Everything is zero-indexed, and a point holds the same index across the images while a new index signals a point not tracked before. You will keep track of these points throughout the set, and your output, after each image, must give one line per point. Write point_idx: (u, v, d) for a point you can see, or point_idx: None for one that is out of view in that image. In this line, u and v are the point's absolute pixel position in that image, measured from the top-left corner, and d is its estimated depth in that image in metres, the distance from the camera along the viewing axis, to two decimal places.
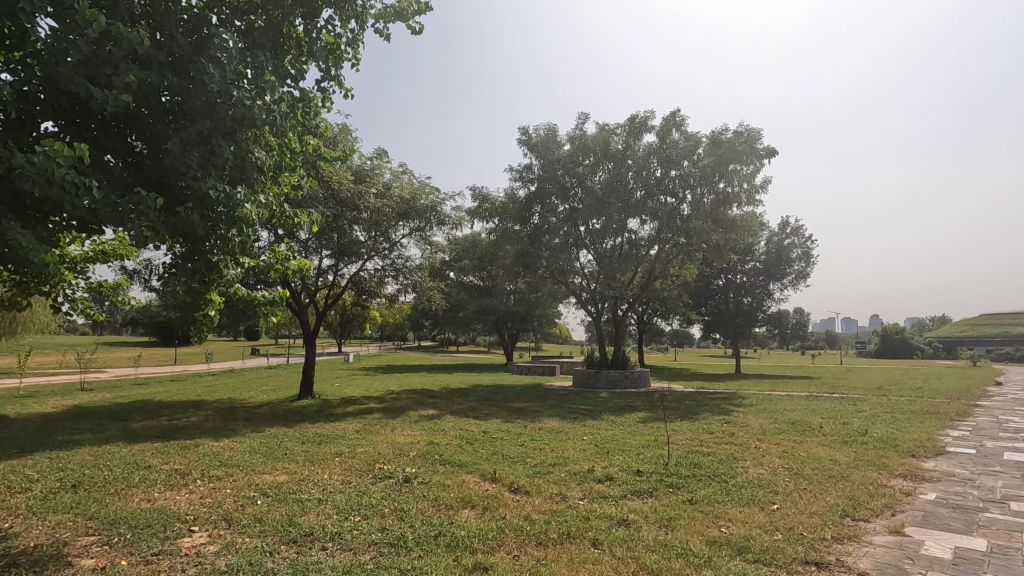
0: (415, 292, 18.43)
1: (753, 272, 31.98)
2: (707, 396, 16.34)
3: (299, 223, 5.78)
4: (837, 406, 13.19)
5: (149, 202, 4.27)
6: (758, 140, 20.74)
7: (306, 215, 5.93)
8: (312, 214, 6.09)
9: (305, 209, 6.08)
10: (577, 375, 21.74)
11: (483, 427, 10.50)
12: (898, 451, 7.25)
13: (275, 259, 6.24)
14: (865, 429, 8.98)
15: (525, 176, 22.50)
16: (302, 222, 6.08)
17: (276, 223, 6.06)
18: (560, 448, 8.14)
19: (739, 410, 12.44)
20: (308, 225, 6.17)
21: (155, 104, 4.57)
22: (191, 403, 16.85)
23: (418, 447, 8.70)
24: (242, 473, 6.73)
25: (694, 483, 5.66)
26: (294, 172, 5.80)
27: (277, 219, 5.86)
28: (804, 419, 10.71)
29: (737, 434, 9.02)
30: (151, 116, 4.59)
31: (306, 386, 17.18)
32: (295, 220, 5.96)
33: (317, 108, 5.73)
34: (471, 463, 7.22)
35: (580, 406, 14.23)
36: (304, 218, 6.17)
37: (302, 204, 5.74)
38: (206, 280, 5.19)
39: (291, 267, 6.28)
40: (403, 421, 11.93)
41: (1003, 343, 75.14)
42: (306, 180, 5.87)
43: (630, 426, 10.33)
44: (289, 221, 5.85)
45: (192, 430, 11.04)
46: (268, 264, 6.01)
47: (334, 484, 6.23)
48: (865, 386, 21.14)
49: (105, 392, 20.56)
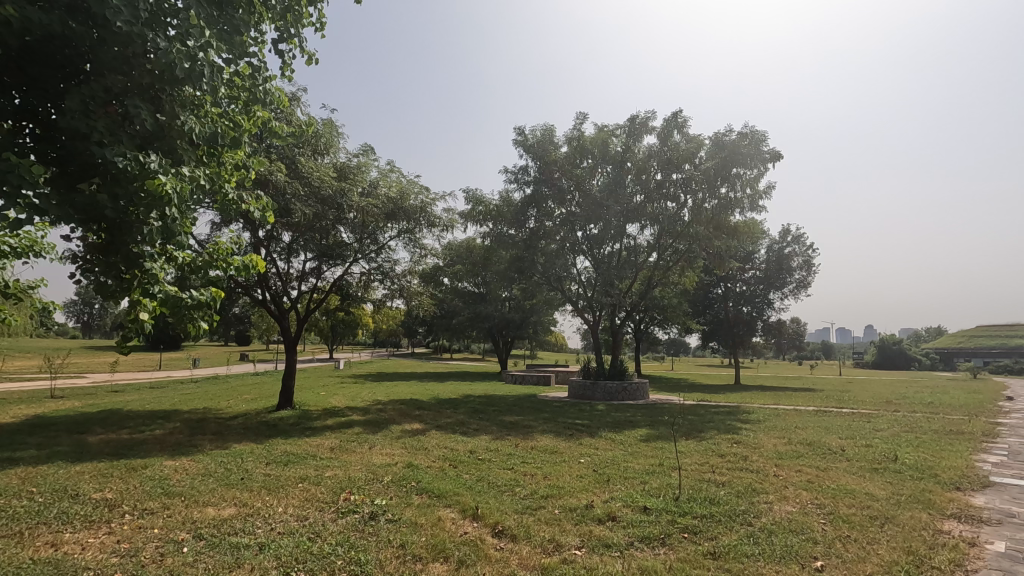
0: (403, 298, 17.40)
1: (753, 280, 31.17)
2: (710, 411, 15.41)
3: (254, 214, 4.79)
4: (849, 423, 12.31)
5: (30, 169, 3.35)
6: (763, 143, 19.89)
7: (264, 205, 4.98)
8: (268, 204, 5.13)
9: (259, 199, 5.14)
10: (573, 385, 20.84)
11: (470, 446, 9.56)
12: (939, 482, 6.34)
13: (219, 253, 5.13)
14: (893, 454, 8.08)
15: (520, 178, 21.71)
16: (256, 211, 5.07)
17: (219, 211, 5.05)
18: (554, 474, 7.19)
19: (748, 428, 11.53)
20: (266, 215, 5.18)
21: (61, 62, 3.74)
22: (160, 412, 15.84)
23: (395, 471, 7.70)
24: (182, 505, 5.76)
25: (713, 527, 4.74)
26: (241, 148, 4.85)
27: (219, 206, 4.86)
28: (820, 439, 9.82)
29: (751, 457, 8.10)
30: (58, 78, 3.77)
31: (285, 396, 16.15)
32: (242, 206, 4.95)
33: (268, 73, 4.82)
34: (451, 494, 6.27)
35: (577, 421, 13.27)
36: (256, 207, 5.18)
37: (260, 191, 4.81)
38: (125, 276, 4.20)
39: (238, 263, 5.17)
40: (384, 437, 10.98)
41: (999, 356, 74.77)
42: (258, 162, 4.96)
43: (632, 446, 9.42)
44: (240, 209, 4.85)
45: (149, 447, 10.04)
46: (208, 260, 4.89)
47: (289, 523, 5.26)
48: (874, 400, 20.24)
49: (74, 399, 19.54)
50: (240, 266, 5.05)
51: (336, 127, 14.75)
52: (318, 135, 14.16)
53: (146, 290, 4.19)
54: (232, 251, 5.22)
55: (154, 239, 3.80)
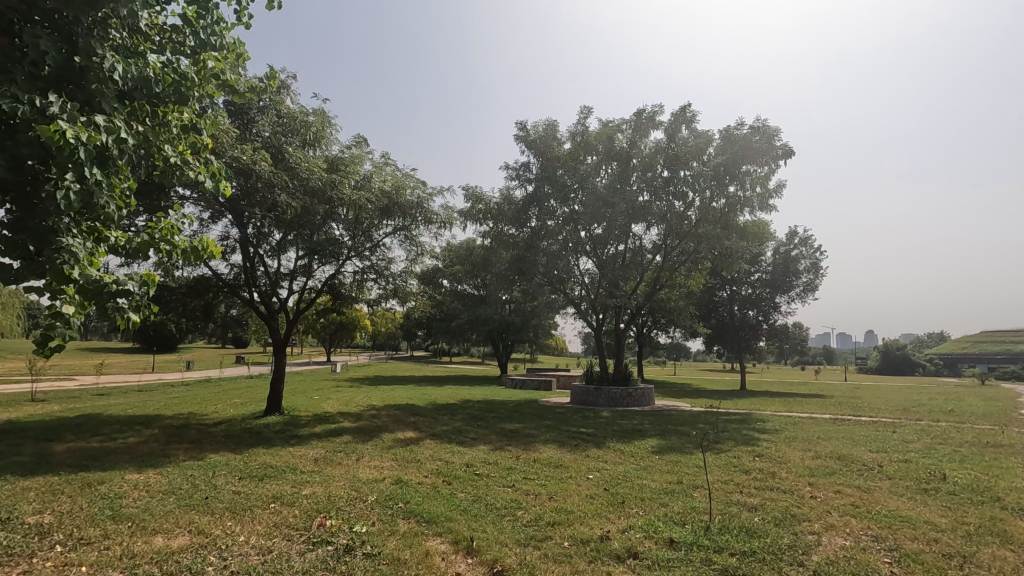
0: (397, 299, 16.50)
1: (759, 283, 30.42)
2: (721, 420, 14.54)
3: (206, 185, 3.98)
4: (874, 434, 11.44)
5: None
6: (777, 138, 18.99)
7: (221, 176, 4.18)
8: (224, 176, 4.32)
9: (214, 169, 4.34)
10: (575, 391, 20.01)
11: (466, 459, 8.74)
12: (1006, 507, 5.53)
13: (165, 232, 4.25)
14: (938, 471, 7.22)
15: (522, 176, 20.97)
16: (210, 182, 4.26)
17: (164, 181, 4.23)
18: (561, 494, 6.35)
19: (767, 439, 10.69)
20: (222, 187, 4.36)
21: None
22: (139, 418, 14.93)
23: (382, 488, 6.85)
24: (126, 535, 4.92)
25: (757, 568, 3.94)
26: (188, 105, 4.07)
27: (162, 173, 4.03)
28: (849, 452, 8.98)
29: (779, 474, 7.24)
30: None
31: (273, 401, 15.29)
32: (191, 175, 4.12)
33: (220, 19, 4.10)
34: (443, 519, 5.43)
35: (581, 429, 12.42)
36: (213, 177, 4.35)
37: (216, 159, 4.02)
38: (37, 256, 3.37)
39: (193, 246, 4.30)
40: (374, 447, 10.15)
41: (1004, 362, 73.85)
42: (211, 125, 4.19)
43: (644, 460, 8.57)
44: (189, 178, 4.05)
45: (117, 457, 9.22)
46: (149, 242, 4.01)
47: (248, 558, 4.42)
48: (889, 407, 19.39)
49: (53, 403, 18.66)
50: (188, 247, 4.19)
51: (327, 117, 14.00)
52: (308, 124, 13.43)
53: (65, 274, 3.33)
54: (180, 232, 4.36)
55: (63, 205, 3.00)
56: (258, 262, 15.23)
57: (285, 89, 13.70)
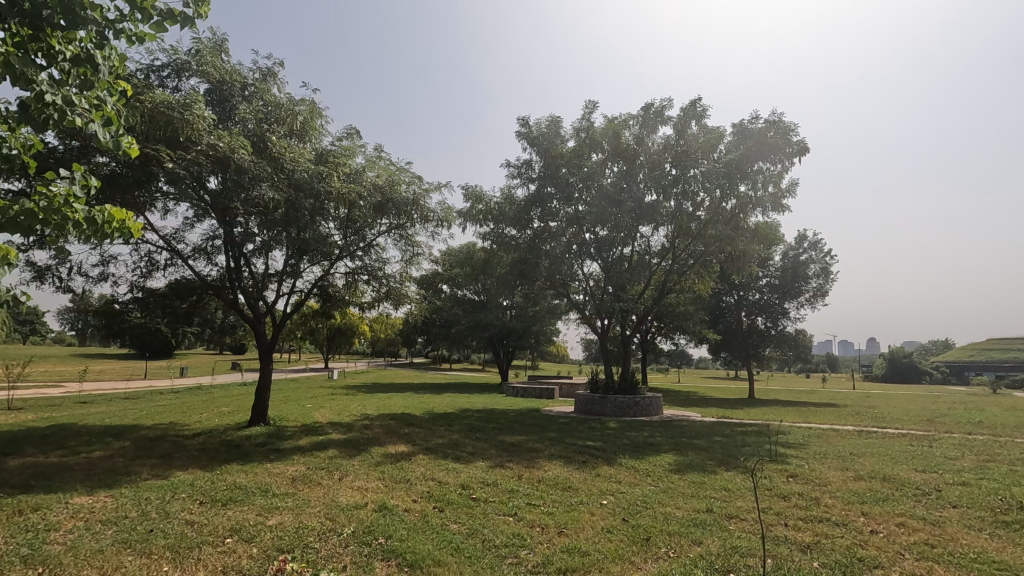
0: (392, 302, 15.47)
1: (767, 288, 29.43)
2: (740, 432, 13.47)
3: (93, 132, 3.94)
4: (913, 449, 10.39)
5: None
6: (793, 133, 18.06)
7: (114, 127, 4.14)
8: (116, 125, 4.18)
9: (109, 116, 4.21)
10: (581, 400, 18.95)
11: (461, 479, 7.74)
12: None
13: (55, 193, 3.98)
14: (1010, 499, 6.22)
15: (524, 174, 20.09)
16: (105, 134, 4.25)
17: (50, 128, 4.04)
18: (573, 526, 5.35)
19: (796, 455, 9.67)
20: (123, 140, 4.44)
21: None
22: (112, 429, 13.87)
23: (362, 518, 5.83)
24: None
25: None
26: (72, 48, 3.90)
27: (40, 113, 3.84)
28: (894, 472, 7.94)
29: (825, 502, 6.22)
30: None
31: (258, 411, 14.27)
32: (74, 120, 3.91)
33: None
34: (429, 562, 4.46)
35: (590, 443, 11.37)
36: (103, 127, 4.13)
37: (104, 107, 4.00)
38: None
39: (88, 211, 4.05)
40: (362, 464, 9.14)
41: (1012, 369, 72.82)
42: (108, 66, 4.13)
43: (666, 482, 7.54)
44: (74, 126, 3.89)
45: (70, 476, 8.20)
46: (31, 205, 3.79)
47: None
48: (914, 418, 18.31)
49: (28, 412, 17.63)
50: (88, 215, 4.09)
51: (317, 109, 13.16)
52: (296, 114, 12.54)
53: None
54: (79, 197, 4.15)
55: None
56: (243, 263, 14.29)
57: (271, 77, 12.84)
